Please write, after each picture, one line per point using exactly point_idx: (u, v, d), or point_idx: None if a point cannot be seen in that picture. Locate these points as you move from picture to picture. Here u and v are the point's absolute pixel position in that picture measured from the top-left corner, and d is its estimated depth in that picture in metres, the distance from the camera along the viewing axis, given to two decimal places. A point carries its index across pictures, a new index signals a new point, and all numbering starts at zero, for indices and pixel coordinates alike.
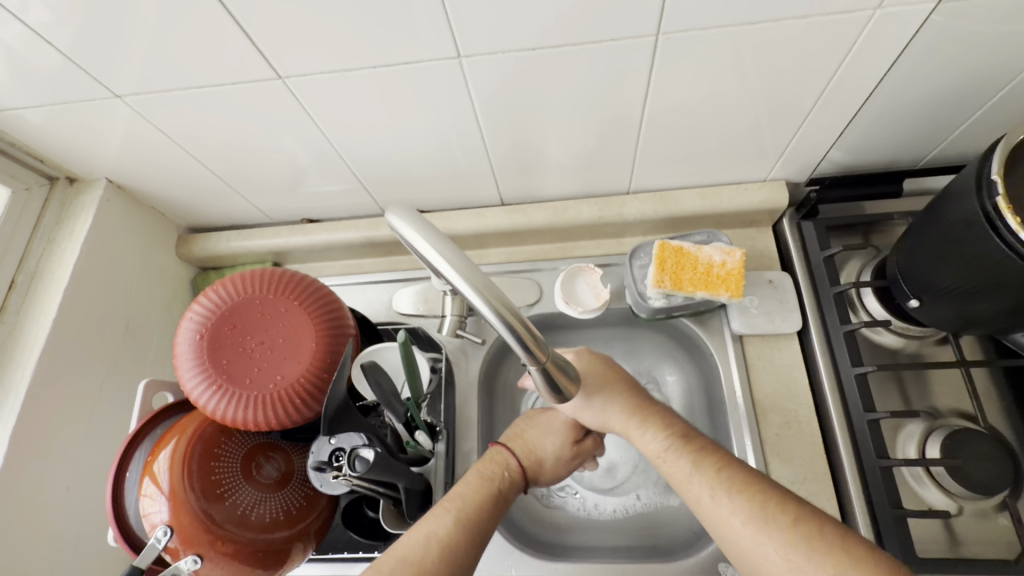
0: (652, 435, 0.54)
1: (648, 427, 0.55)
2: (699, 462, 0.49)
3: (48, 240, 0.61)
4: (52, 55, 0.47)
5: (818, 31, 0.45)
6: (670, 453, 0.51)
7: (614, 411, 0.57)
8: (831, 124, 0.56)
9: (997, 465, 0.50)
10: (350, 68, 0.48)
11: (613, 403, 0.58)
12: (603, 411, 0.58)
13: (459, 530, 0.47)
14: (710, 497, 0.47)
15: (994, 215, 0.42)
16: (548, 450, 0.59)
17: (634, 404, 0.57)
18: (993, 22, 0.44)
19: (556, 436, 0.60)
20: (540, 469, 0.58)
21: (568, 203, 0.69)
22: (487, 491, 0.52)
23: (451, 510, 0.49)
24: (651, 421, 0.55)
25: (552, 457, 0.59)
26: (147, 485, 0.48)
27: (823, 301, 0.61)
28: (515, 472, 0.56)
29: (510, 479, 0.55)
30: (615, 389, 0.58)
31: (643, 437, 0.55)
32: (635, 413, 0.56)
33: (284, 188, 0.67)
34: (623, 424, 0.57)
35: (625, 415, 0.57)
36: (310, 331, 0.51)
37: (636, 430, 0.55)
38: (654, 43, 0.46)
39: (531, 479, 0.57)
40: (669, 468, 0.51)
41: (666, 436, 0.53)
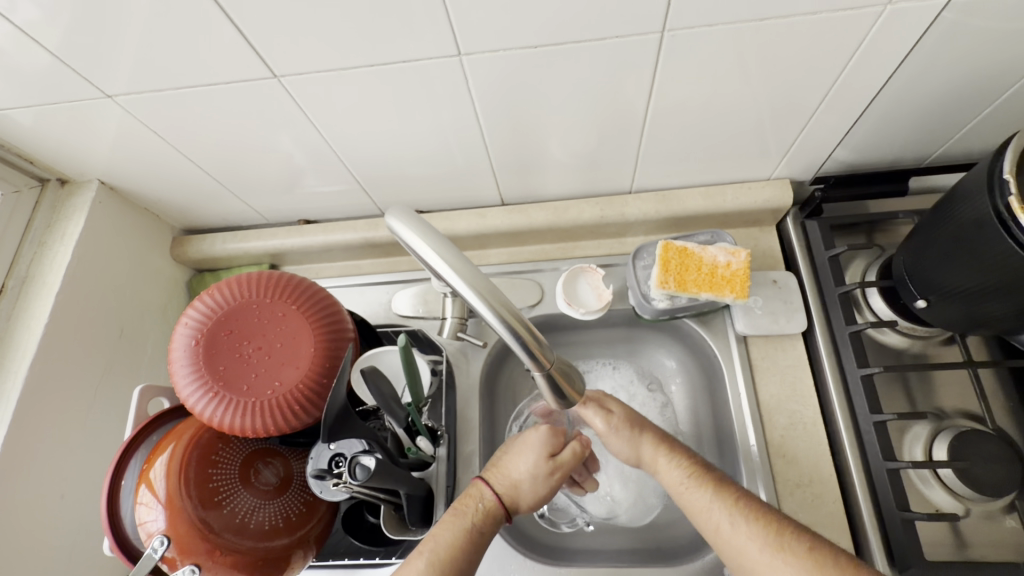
0: (672, 465, 0.53)
1: (675, 461, 0.53)
2: (719, 492, 0.50)
3: (39, 244, 0.59)
4: (41, 54, 0.45)
5: (826, 28, 0.44)
6: (693, 487, 0.51)
7: (643, 442, 0.56)
8: (836, 122, 0.55)
9: (1006, 469, 0.49)
10: (348, 66, 0.47)
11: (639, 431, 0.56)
12: (633, 441, 0.56)
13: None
14: (730, 524, 0.47)
15: (1005, 216, 0.41)
16: (522, 473, 0.54)
17: (658, 436, 0.56)
18: (1003, 18, 0.43)
19: (528, 457, 0.55)
20: (519, 497, 0.53)
21: (570, 203, 0.68)
22: (459, 532, 0.49)
23: (425, 556, 0.48)
24: (676, 453, 0.54)
25: (527, 480, 0.54)
26: (143, 493, 0.47)
27: (829, 301, 0.60)
28: (491, 505, 0.52)
29: (485, 513, 0.51)
30: (640, 422, 0.57)
31: (666, 468, 0.53)
32: (662, 445, 0.55)
33: (280, 189, 0.66)
34: (650, 453, 0.55)
35: (653, 448, 0.55)
36: (308, 336, 0.50)
37: (661, 462, 0.54)
38: (659, 40, 0.45)
39: (512, 509, 0.53)
40: (689, 498, 0.50)
41: (689, 470, 0.52)
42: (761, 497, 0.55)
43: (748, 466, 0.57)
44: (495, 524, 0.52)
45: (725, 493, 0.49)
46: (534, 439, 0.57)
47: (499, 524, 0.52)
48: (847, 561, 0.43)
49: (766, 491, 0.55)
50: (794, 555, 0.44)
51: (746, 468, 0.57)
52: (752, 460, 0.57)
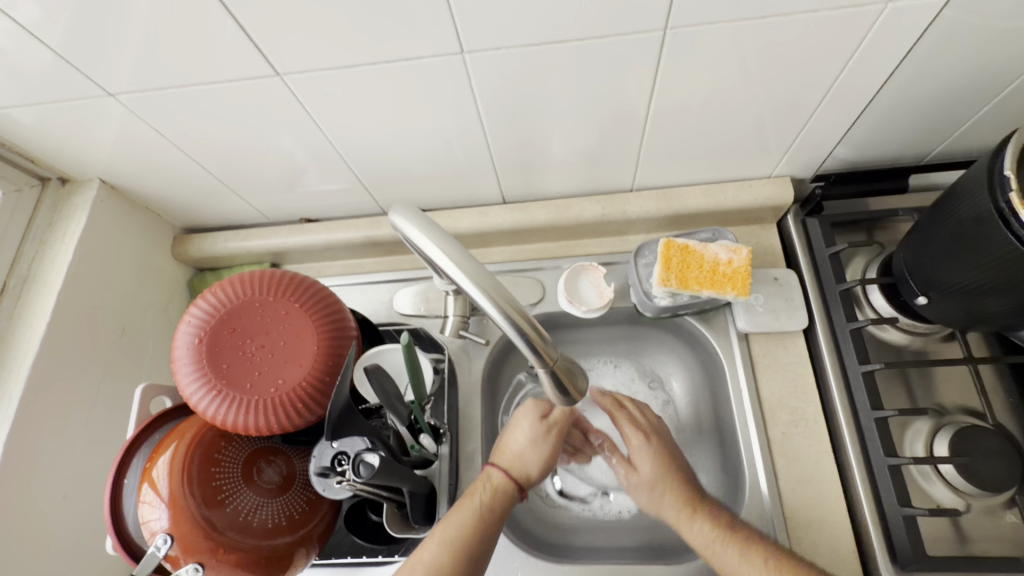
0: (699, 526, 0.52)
1: (701, 521, 0.52)
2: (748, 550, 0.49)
3: (40, 243, 0.59)
4: (43, 53, 0.45)
5: (827, 26, 0.44)
6: (723, 549, 0.49)
7: (666, 498, 0.55)
8: (837, 120, 0.55)
9: (1008, 464, 0.50)
10: (350, 64, 0.47)
11: (665, 490, 0.55)
12: (657, 499, 0.55)
13: (446, 559, 0.47)
14: None
15: (1007, 213, 0.42)
16: (522, 443, 0.56)
17: (684, 494, 0.54)
18: (1003, 17, 0.43)
19: (522, 425, 0.58)
20: (526, 466, 0.55)
21: (571, 201, 0.68)
22: (471, 511, 0.50)
23: (437, 538, 0.49)
24: (704, 512, 0.53)
25: (528, 447, 0.56)
26: (145, 492, 0.47)
27: (829, 297, 0.61)
28: (500, 480, 0.53)
29: (497, 489, 0.53)
30: (669, 479, 0.56)
31: (691, 528, 0.52)
32: (688, 504, 0.53)
33: (282, 187, 0.66)
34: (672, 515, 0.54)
35: (677, 509, 0.54)
36: (311, 334, 0.50)
37: (685, 521, 0.53)
38: (661, 38, 0.45)
39: (524, 481, 0.54)
40: (720, 560, 0.49)
41: (717, 532, 0.51)
42: (763, 494, 0.56)
43: (750, 462, 0.57)
44: (512, 498, 0.53)
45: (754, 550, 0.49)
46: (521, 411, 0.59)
47: (514, 497, 0.53)
48: None
49: (768, 488, 0.55)
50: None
51: (748, 465, 0.57)
52: (755, 458, 0.57)
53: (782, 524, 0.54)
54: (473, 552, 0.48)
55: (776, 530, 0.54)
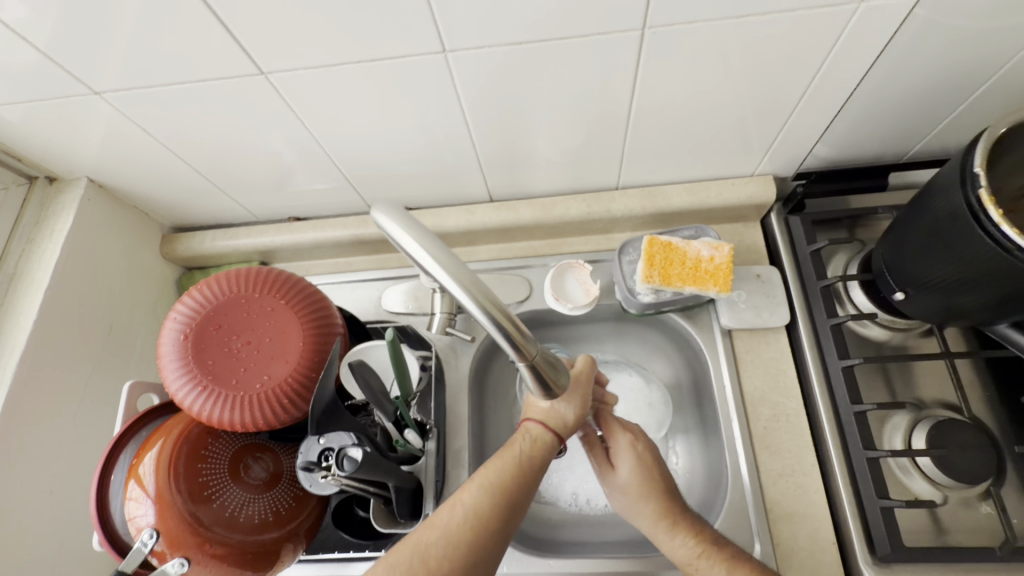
0: (676, 542, 0.50)
1: (678, 538, 0.50)
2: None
3: (28, 241, 0.60)
4: (29, 52, 0.46)
5: (802, 26, 0.45)
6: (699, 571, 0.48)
7: (646, 506, 0.53)
8: (816, 119, 0.56)
9: (981, 456, 0.51)
10: (335, 63, 0.48)
11: (645, 498, 0.53)
12: (634, 507, 0.54)
13: (488, 502, 0.46)
14: None
15: (977, 207, 0.43)
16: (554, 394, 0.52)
17: (661, 505, 0.52)
18: (975, 17, 0.44)
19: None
20: (561, 415, 0.51)
21: (557, 199, 0.69)
22: (511, 457, 0.48)
23: (480, 482, 0.47)
24: (684, 524, 0.51)
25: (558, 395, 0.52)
26: (132, 488, 0.48)
27: (810, 294, 0.62)
28: (537, 430, 0.50)
29: (537, 439, 0.50)
30: (645, 491, 0.54)
31: (668, 543, 0.51)
32: (664, 516, 0.52)
33: (270, 186, 0.67)
34: (650, 528, 0.52)
35: (655, 520, 0.52)
36: (297, 330, 0.50)
37: (663, 534, 0.51)
38: (641, 37, 0.46)
39: (563, 429, 0.51)
40: None
41: (695, 553, 0.49)
42: (744, 487, 0.56)
43: (733, 457, 0.58)
44: (553, 445, 0.50)
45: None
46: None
47: (555, 445, 0.50)
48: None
49: (750, 482, 0.56)
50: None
51: (731, 459, 0.58)
52: (737, 453, 0.58)
53: (764, 516, 0.55)
54: (516, 498, 0.47)
55: (758, 523, 0.55)
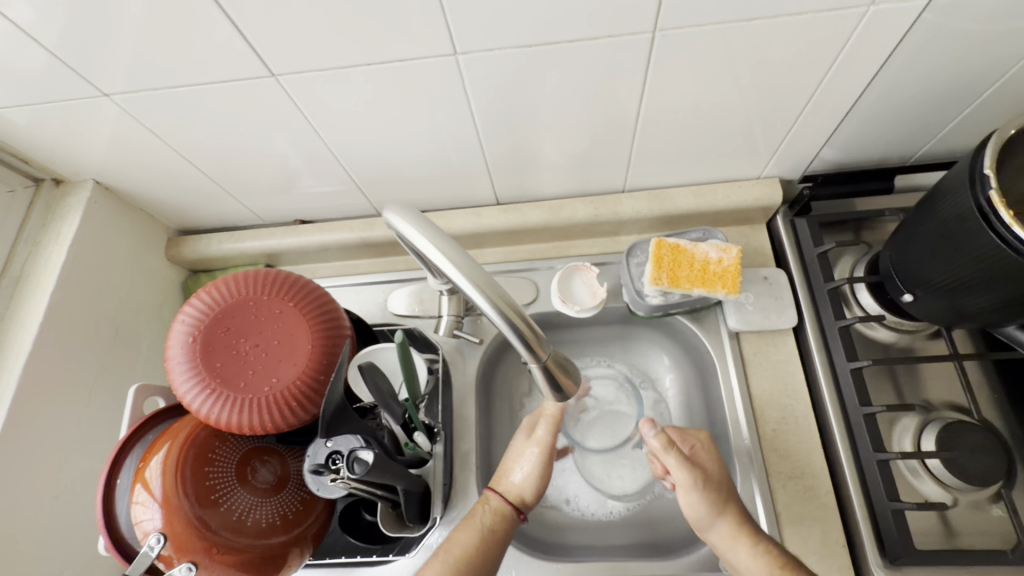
0: (755, 555, 0.49)
1: (758, 549, 0.49)
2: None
3: (33, 244, 0.59)
4: (39, 53, 0.46)
5: (812, 30, 0.45)
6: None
7: (723, 517, 0.51)
8: (823, 122, 0.56)
9: (990, 458, 0.51)
10: (345, 65, 0.48)
11: (725, 506, 0.52)
12: (710, 516, 0.52)
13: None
14: None
15: (988, 210, 0.43)
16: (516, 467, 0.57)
17: (740, 515, 0.51)
18: (982, 21, 0.45)
19: (515, 451, 0.58)
20: (521, 492, 0.55)
21: (564, 202, 0.69)
22: (474, 533, 0.51)
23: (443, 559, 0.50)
24: (760, 538, 0.50)
25: (519, 474, 0.56)
26: (139, 492, 0.47)
27: (818, 296, 0.62)
28: (499, 504, 0.54)
29: (498, 513, 0.53)
30: (729, 499, 0.52)
31: (743, 553, 0.49)
32: (744, 528, 0.50)
33: (276, 189, 0.67)
34: (726, 535, 0.51)
35: (734, 529, 0.50)
36: (305, 333, 0.50)
37: (741, 545, 0.50)
38: (650, 40, 0.46)
39: (522, 505, 0.55)
40: None
41: (774, 567, 0.47)
42: (754, 489, 0.56)
43: (742, 461, 0.58)
44: (512, 521, 0.53)
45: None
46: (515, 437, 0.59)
47: (514, 520, 0.53)
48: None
49: (759, 484, 0.56)
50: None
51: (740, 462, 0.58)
52: (747, 456, 0.58)
53: (774, 520, 0.55)
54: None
55: (768, 526, 0.54)
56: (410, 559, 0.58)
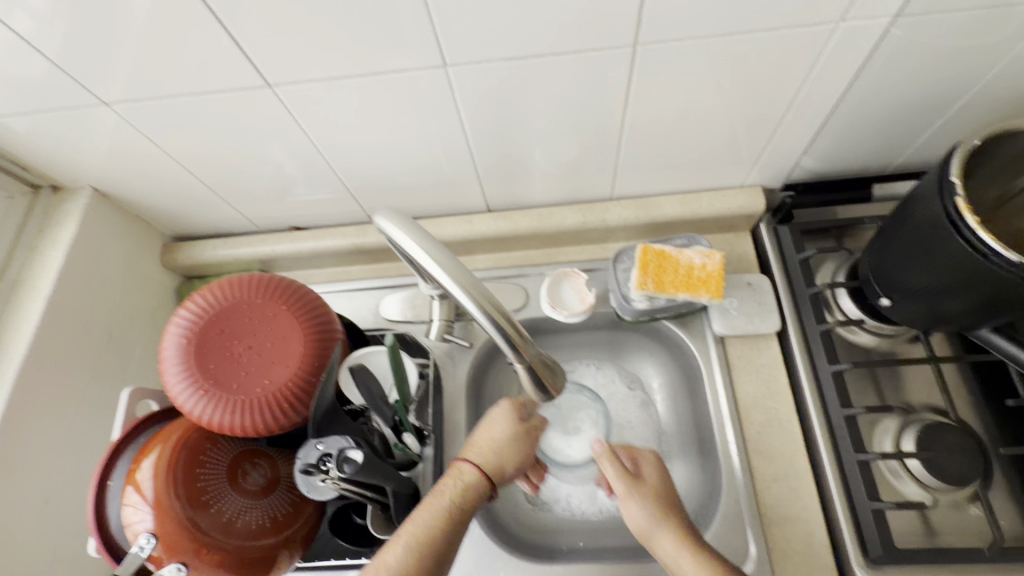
0: (697, 566, 0.47)
1: (700, 559, 0.47)
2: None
3: (30, 249, 0.60)
4: (40, 62, 0.47)
5: (787, 44, 0.47)
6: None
7: (666, 530, 0.51)
8: (802, 132, 0.58)
9: (968, 459, 0.52)
10: (339, 76, 0.50)
11: (668, 520, 0.51)
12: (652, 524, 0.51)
13: (411, 567, 0.45)
14: None
15: (955, 217, 0.45)
16: (500, 439, 0.54)
17: (686, 529, 0.51)
18: (949, 37, 0.47)
19: (503, 420, 0.55)
20: (501, 464, 0.53)
21: (553, 209, 0.71)
22: (440, 511, 0.48)
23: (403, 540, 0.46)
24: (704, 552, 0.48)
25: (506, 445, 0.54)
26: (130, 494, 0.48)
27: (800, 301, 0.63)
28: (473, 475, 0.51)
29: (469, 486, 0.50)
30: (673, 515, 0.52)
31: (687, 565, 0.48)
32: (688, 540, 0.49)
33: (272, 197, 0.68)
34: (670, 548, 0.49)
35: (677, 541, 0.49)
36: (297, 336, 0.51)
37: (685, 558, 0.48)
38: (632, 54, 0.48)
39: (497, 478, 0.52)
40: None
41: None
42: (739, 491, 0.57)
43: (727, 463, 0.59)
44: (483, 495, 0.51)
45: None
46: (497, 409, 0.57)
47: (486, 493, 0.51)
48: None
49: (744, 486, 0.57)
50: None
51: (725, 465, 0.59)
52: (732, 458, 0.59)
53: (758, 521, 0.55)
54: (438, 558, 0.46)
55: (752, 526, 0.55)
56: None
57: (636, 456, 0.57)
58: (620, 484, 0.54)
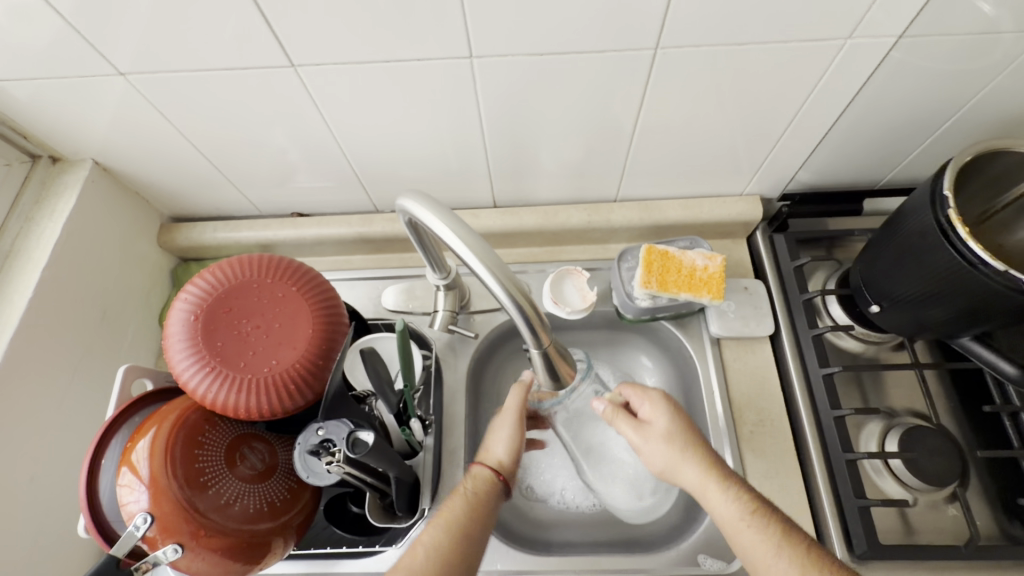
0: (728, 501, 0.49)
1: (730, 493, 0.49)
2: (783, 541, 0.46)
3: (27, 219, 0.59)
4: (54, 23, 0.46)
5: (795, 58, 0.50)
6: (748, 529, 0.47)
7: (688, 467, 0.52)
8: (801, 146, 0.61)
9: (947, 461, 0.55)
10: (362, 60, 0.50)
11: (687, 452, 0.52)
12: (673, 459, 0.53)
13: (444, 539, 0.47)
14: (774, 556, 0.45)
15: (946, 228, 0.48)
16: (489, 439, 0.57)
17: (709, 459, 0.52)
18: (941, 61, 0.50)
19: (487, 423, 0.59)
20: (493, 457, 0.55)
21: (558, 208, 0.72)
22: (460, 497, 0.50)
23: (439, 523, 0.48)
24: (734, 485, 0.50)
25: (492, 440, 0.57)
26: (124, 474, 0.46)
27: (793, 307, 0.66)
28: (473, 471, 0.54)
29: (472, 479, 0.53)
30: (692, 445, 0.53)
31: (717, 499, 0.49)
32: (716, 472, 0.51)
33: (275, 181, 0.68)
34: (698, 482, 0.51)
35: (705, 473, 0.51)
36: (306, 318, 0.51)
37: (712, 489, 0.50)
38: (652, 56, 0.50)
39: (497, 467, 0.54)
40: (744, 539, 0.47)
41: (746, 511, 0.48)
42: None
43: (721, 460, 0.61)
44: (486, 482, 0.52)
45: (790, 540, 0.46)
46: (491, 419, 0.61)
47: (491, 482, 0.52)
48: (799, 537, 0.46)
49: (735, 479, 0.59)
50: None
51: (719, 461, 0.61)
52: (725, 455, 0.61)
53: None
54: (475, 536, 0.48)
55: None
56: (397, 549, 0.58)
57: (636, 398, 0.58)
58: (629, 436, 0.56)
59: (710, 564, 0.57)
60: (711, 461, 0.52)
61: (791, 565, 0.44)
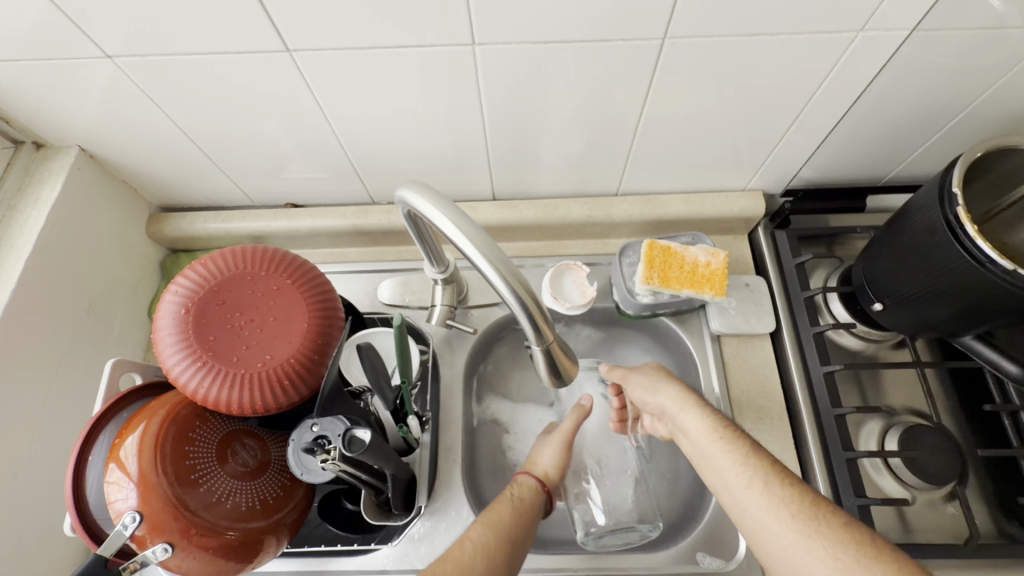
0: (700, 417, 0.52)
1: (704, 414, 0.53)
2: (749, 457, 0.47)
3: (9, 206, 0.56)
4: (36, 2, 0.44)
5: (805, 51, 0.49)
6: (717, 444, 0.49)
7: (667, 390, 0.57)
8: (806, 141, 0.61)
9: (948, 460, 0.55)
10: (361, 47, 0.48)
11: (666, 382, 0.57)
12: (655, 388, 0.58)
13: (490, 535, 0.46)
14: (739, 468, 0.47)
15: (955, 225, 0.47)
16: (539, 452, 0.60)
17: (686, 389, 0.56)
18: (952, 57, 0.50)
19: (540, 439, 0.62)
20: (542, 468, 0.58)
21: (558, 201, 0.71)
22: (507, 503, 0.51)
23: (486, 523, 0.48)
24: (707, 410, 0.53)
25: (543, 453, 0.60)
26: (112, 471, 0.45)
27: (794, 305, 0.65)
28: (522, 479, 0.56)
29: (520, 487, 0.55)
30: (673, 376, 0.58)
31: (691, 418, 0.53)
32: (692, 397, 0.55)
33: (269, 171, 0.66)
34: (674, 401, 0.55)
35: (681, 396, 0.55)
36: (301, 312, 0.49)
37: (687, 410, 0.54)
38: (660, 47, 0.49)
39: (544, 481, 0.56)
40: (713, 453, 0.49)
41: (716, 428, 0.51)
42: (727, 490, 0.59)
43: None
44: (533, 492, 0.54)
45: (757, 457, 0.47)
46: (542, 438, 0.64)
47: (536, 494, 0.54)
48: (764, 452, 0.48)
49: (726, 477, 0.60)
50: (829, 528, 0.41)
51: None
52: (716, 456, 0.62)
53: None
54: (518, 536, 0.48)
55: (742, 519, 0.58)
56: (392, 547, 0.57)
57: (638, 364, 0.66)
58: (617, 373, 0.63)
59: (709, 562, 0.56)
60: (687, 389, 0.56)
61: (752, 473, 0.46)
